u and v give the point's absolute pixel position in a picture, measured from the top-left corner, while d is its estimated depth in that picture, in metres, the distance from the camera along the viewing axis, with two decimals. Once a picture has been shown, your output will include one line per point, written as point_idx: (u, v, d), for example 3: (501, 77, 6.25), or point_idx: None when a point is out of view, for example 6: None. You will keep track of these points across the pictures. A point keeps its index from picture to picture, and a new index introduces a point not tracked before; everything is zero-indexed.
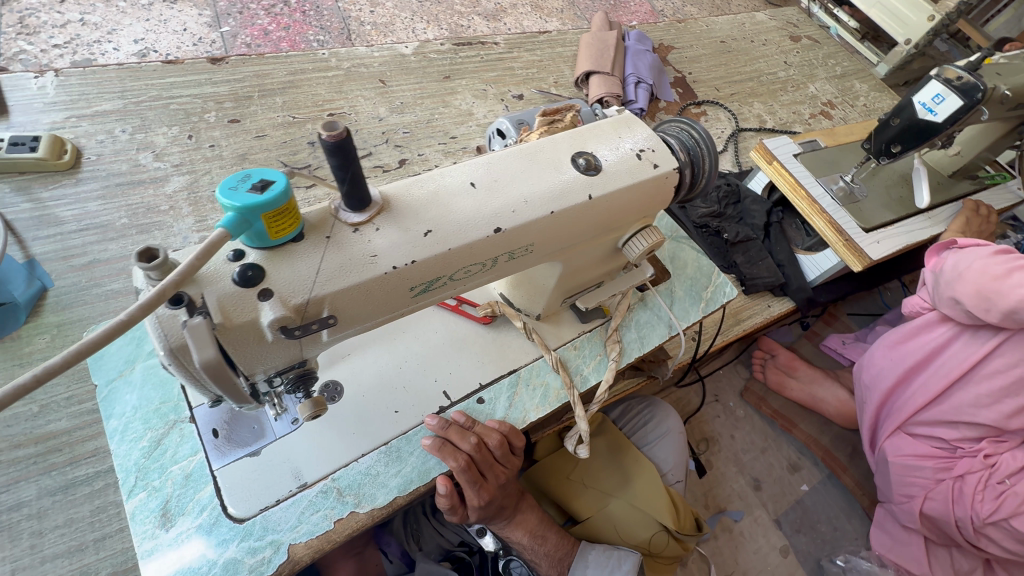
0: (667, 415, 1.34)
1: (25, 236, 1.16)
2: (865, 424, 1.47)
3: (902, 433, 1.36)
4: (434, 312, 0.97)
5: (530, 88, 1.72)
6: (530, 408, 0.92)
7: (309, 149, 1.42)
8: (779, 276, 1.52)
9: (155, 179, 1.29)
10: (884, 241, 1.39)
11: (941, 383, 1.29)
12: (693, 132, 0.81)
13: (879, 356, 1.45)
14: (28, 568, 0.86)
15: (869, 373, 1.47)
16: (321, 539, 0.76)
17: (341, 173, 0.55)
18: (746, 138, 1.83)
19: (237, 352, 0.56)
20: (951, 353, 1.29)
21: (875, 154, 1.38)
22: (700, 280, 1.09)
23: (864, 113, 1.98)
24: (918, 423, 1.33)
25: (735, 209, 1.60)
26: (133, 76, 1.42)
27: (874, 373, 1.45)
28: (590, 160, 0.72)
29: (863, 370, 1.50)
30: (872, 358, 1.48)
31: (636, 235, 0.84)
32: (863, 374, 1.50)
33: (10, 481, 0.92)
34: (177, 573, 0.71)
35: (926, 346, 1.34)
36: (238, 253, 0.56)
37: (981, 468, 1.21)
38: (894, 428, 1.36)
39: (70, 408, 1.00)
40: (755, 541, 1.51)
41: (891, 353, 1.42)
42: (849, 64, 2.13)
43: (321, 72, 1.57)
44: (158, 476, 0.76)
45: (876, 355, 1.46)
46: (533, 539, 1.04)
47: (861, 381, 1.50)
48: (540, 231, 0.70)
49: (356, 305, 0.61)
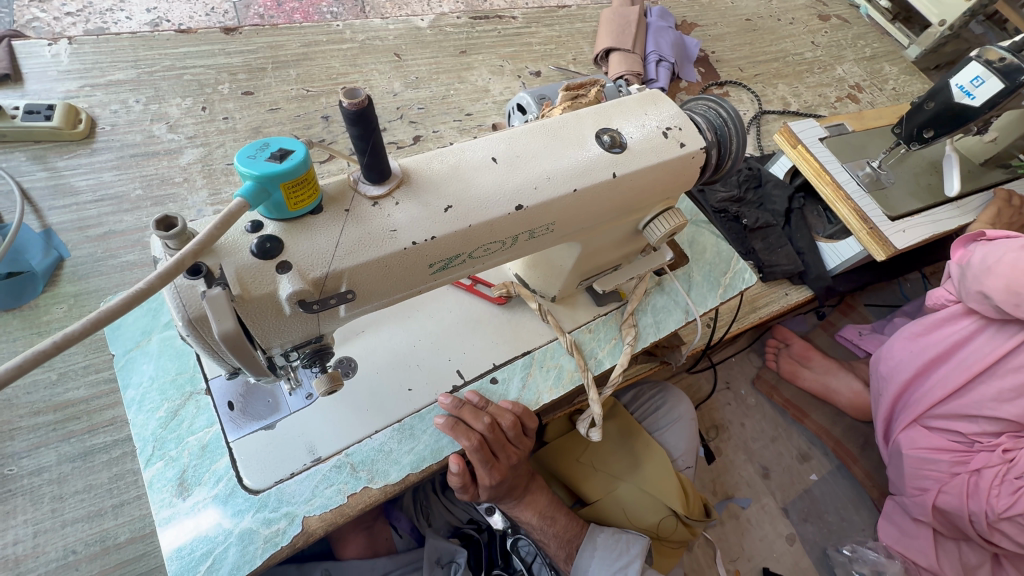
0: (679, 401, 1.33)
1: (41, 206, 1.16)
2: (879, 416, 1.46)
3: (918, 426, 1.34)
4: (448, 291, 0.96)
5: (548, 65, 1.67)
6: (543, 389, 0.91)
7: (323, 123, 1.40)
8: (798, 264, 1.48)
9: (169, 151, 1.28)
10: (909, 230, 1.35)
11: (962, 376, 1.26)
12: (721, 110, 0.78)
13: (898, 348, 1.43)
14: (50, 531, 0.88)
15: (886, 365, 1.45)
16: (334, 513, 0.77)
17: (361, 144, 0.53)
18: (769, 122, 1.78)
19: (256, 324, 0.55)
20: (974, 347, 1.27)
21: (906, 139, 1.33)
22: (719, 265, 1.06)
23: (892, 97, 1.91)
24: (935, 416, 1.31)
25: (755, 193, 1.56)
26: (146, 45, 1.40)
27: (891, 365, 1.43)
28: (615, 137, 0.70)
29: (881, 361, 1.47)
30: (890, 349, 1.45)
31: (658, 218, 0.81)
32: (879, 365, 1.47)
33: (31, 446, 0.93)
34: (194, 541, 0.72)
35: (948, 339, 1.32)
36: (256, 224, 0.54)
37: (998, 463, 1.19)
38: (910, 420, 1.34)
39: (87, 377, 1.01)
40: (761, 528, 1.51)
41: (911, 345, 1.39)
42: (879, 45, 2.06)
43: (336, 44, 1.54)
44: (175, 446, 0.77)
45: (895, 346, 1.43)
46: (542, 520, 1.04)
47: (878, 373, 1.48)
48: (561, 210, 0.68)
49: (375, 281, 0.60)
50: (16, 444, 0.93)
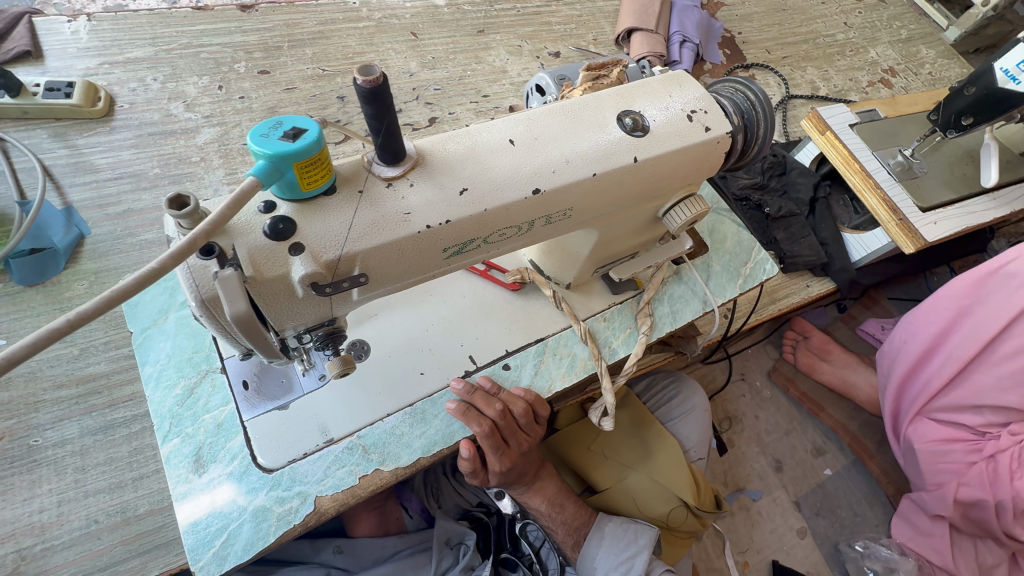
0: (693, 392, 1.32)
1: (62, 182, 1.17)
2: (884, 411, 1.42)
3: (925, 418, 1.31)
4: (462, 276, 0.95)
5: (567, 45, 1.63)
6: (556, 377, 0.90)
7: (338, 103, 1.38)
8: (821, 256, 1.43)
9: (187, 130, 1.28)
10: (941, 222, 1.29)
11: (956, 366, 1.24)
12: (749, 93, 0.75)
13: (895, 338, 1.39)
14: (73, 500, 0.91)
15: (887, 357, 1.41)
16: (346, 493, 0.77)
17: (375, 124, 0.51)
18: (796, 106, 1.71)
19: (269, 306, 0.55)
20: (963, 332, 1.25)
21: (943, 126, 1.26)
22: (740, 255, 1.03)
23: (928, 81, 1.82)
24: (941, 407, 1.28)
25: (779, 181, 1.51)
26: (164, 22, 1.39)
27: (891, 356, 1.39)
28: (637, 120, 0.67)
29: (882, 353, 1.43)
30: (889, 341, 1.42)
31: (679, 205, 0.79)
32: (881, 359, 1.43)
33: (55, 419, 0.96)
34: (209, 516, 0.74)
35: (937, 328, 1.28)
36: (269, 204, 0.54)
37: (1010, 445, 1.18)
38: (916, 413, 1.32)
39: (108, 352, 1.03)
40: (772, 521, 1.50)
41: (904, 336, 1.36)
42: (916, 27, 1.96)
43: (352, 22, 1.52)
44: (191, 423, 0.78)
45: (892, 338, 1.40)
46: (551, 507, 1.05)
47: (881, 366, 1.44)
48: (579, 195, 0.65)
49: (389, 265, 0.59)
50: (41, 416, 0.96)
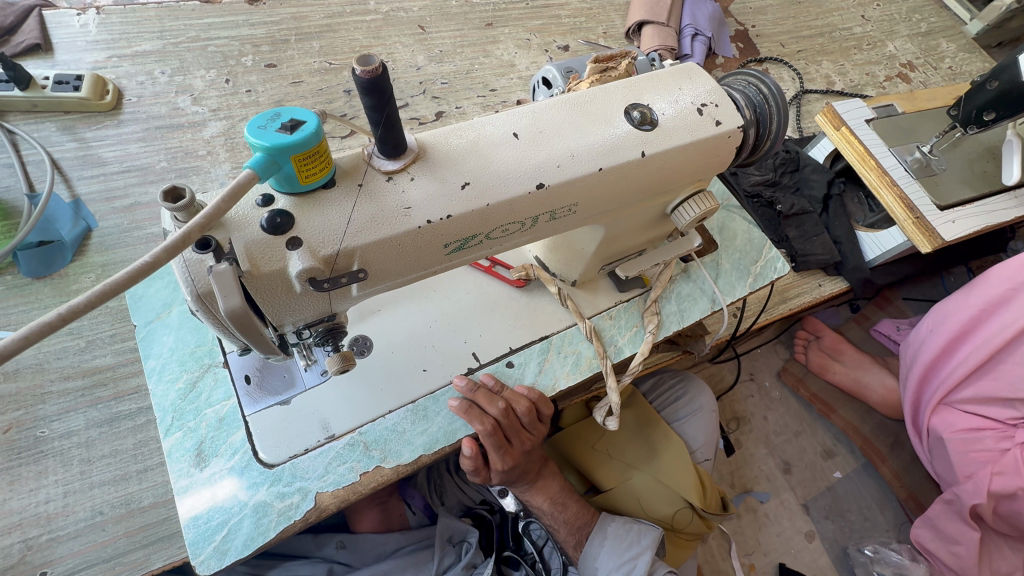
0: (700, 392, 1.30)
1: (71, 175, 1.17)
2: (905, 403, 1.39)
3: (949, 408, 1.27)
4: (467, 272, 0.94)
5: (577, 38, 1.60)
6: (560, 375, 0.89)
7: (345, 98, 1.38)
8: (834, 255, 1.40)
9: (193, 124, 1.28)
10: (959, 221, 1.25)
11: (986, 353, 1.21)
12: (762, 86, 0.73)
13: (921, 330, 1.36)
14: (78, 492, 0.91)
15: (913, 348, 1.38)
16: (347, 490, 0.77)
17: (375, 115, 0.50)
18: (811, 101, 1.67)
19: (266, 302, 0.54)
20: (995, 321, 1.22)
21: (963, 122, 1.23)
22: (750, 253, 1.01)
23: (948, 76, 1.76)
24: (966, 398, 1.24)
25: (792, 178, 1.48)
26: (172, 16, 1.39)
27: (917, 347, 1.36)
28: (646, 113, 0.65)
29: (907, 345, 1.40)
30: (915, 333, 1.39)
31: (688, 201, 0.77)
32: (906, 350, 1.40)
33: (62, 410, 0.97)
34: (211, 510, 0.74)
35: (967, 316, 1.25)
36: (267, 198, 0.53)
37: None
38: (939, 402, 1.28)
39: (114, 345, 1.03)
40: (779, 524, 1.48)
41: (931, 326, 1.33)
42: (937, 20, 1.90)
43: (359, 15, 1.50)
44: (193, 417, 0.78)
45: (919, 329, 1.36)
46: (553, 506, 1.04)
47: (905, 357, 1.41)
48: (585, 190, 0.64)
49: (388, 261, 0.58)
50: (48, 408, 0.97)
